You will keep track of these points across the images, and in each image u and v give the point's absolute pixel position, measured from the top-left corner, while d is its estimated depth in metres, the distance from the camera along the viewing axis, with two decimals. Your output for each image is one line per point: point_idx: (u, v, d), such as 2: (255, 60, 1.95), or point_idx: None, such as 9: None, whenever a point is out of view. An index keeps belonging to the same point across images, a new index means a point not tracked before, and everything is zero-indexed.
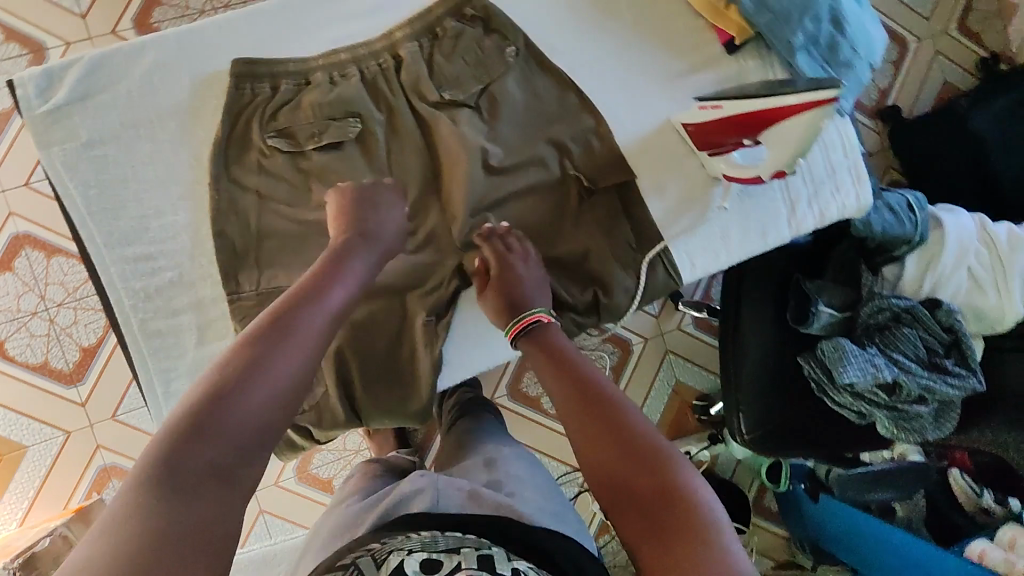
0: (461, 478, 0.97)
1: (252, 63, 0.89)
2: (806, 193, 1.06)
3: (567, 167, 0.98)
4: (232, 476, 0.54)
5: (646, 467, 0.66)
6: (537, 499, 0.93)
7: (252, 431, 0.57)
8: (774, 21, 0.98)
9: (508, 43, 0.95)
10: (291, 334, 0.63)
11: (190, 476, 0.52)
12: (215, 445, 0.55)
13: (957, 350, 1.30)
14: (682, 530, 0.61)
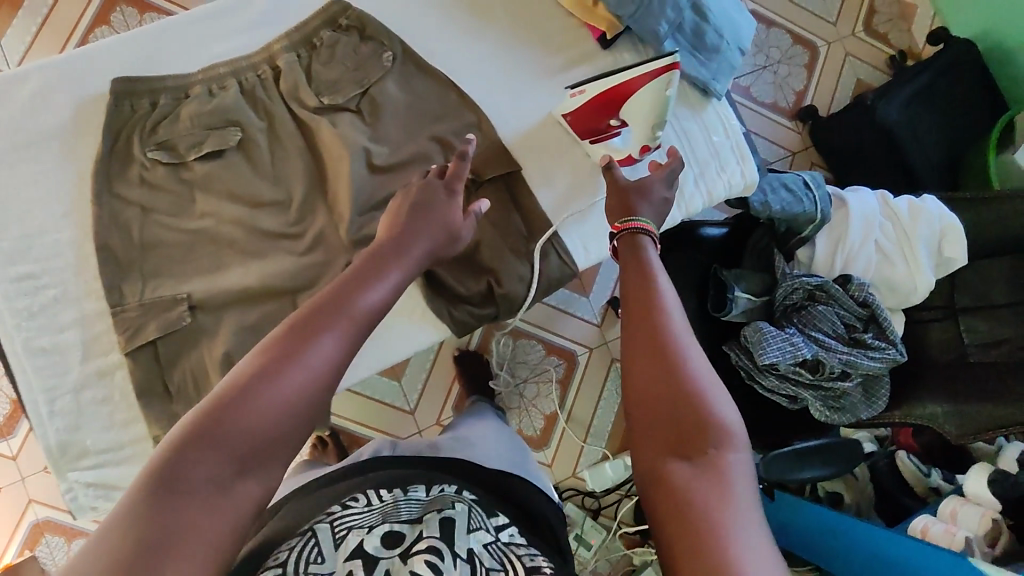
0: (424, 443, 1.06)
1: (129, 81, 0.92)
2: (692, 173, 1.09)
3: (452, 163, 1.01)
4: (233, 484, 0.54)
5: (688, 421, 0.64)
6: (494, 449, 1.04)
7: (262, 438, 0.56)
8: (638, 12, 1.03)
9: (384, 49, 1.00)
10: (315, 338, 0.62)
11: (188, 489, 0.52)
12: (215, 457, 0.54)
13: (875, 323, 1.31)
14: (710, 507, 0.58)
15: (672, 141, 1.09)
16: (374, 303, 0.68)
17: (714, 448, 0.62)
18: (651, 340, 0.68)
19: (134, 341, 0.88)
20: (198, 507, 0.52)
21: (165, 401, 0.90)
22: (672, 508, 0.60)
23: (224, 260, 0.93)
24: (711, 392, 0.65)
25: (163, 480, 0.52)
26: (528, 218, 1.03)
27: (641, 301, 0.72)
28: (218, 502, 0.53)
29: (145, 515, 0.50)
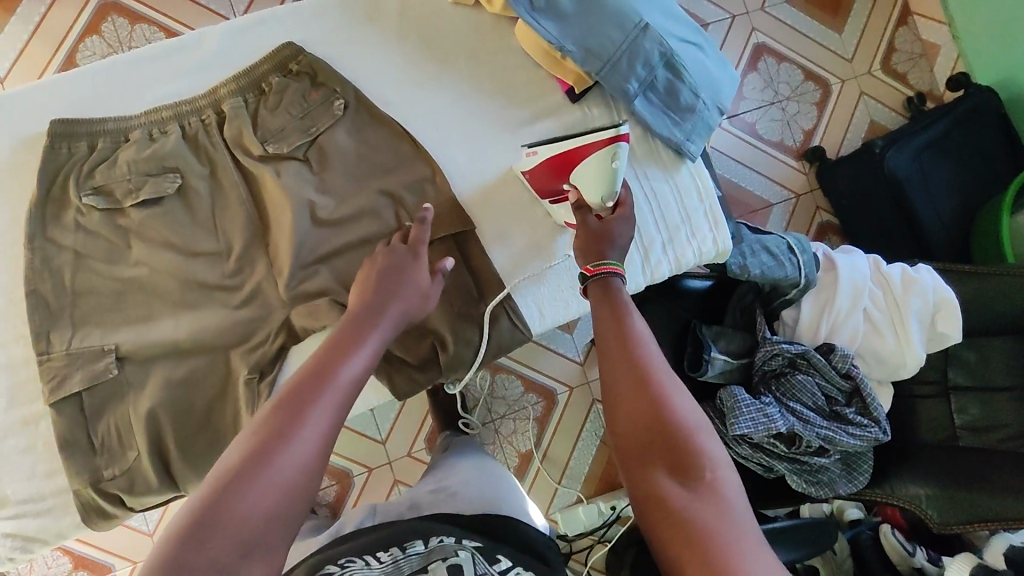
0: (408, 495, 1.05)
1: (68, 123, 0.89)
2: (660, 238, 1.03)
3: (402, 218, 0.97)
4: (240, 567, 0.54)
5: (677, 456, 0.67)
6: (480, 486, 1.04)
7: (268, 513, 0.57)
8: (605, 68, 0.96)
9: (335, 96, 0.95)
10: (308, 405, 0.64)
11: (223, 550, 0.54)
12: (246, 516, 0.56)
13: (859, 397, 1.23)
14: (714, 535, 0.62)
15: (640, 202, 1.03)
16: (362, 361, 0.72)
17: (704, 476, 0.66)
18: (638, 388, 0.71)
19: (57, 393, 0.85)
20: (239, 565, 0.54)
21: (88, 453, 0.86)
22: (682, 542, 0.63)
23: (158, 311, 0.90)
24: (695, 424, 0.70)
25: (191, 549, 0.53)
26: (480, 278, 0.98)
27: (622, 349, 0.74)
28: (251, 558, 0.55)
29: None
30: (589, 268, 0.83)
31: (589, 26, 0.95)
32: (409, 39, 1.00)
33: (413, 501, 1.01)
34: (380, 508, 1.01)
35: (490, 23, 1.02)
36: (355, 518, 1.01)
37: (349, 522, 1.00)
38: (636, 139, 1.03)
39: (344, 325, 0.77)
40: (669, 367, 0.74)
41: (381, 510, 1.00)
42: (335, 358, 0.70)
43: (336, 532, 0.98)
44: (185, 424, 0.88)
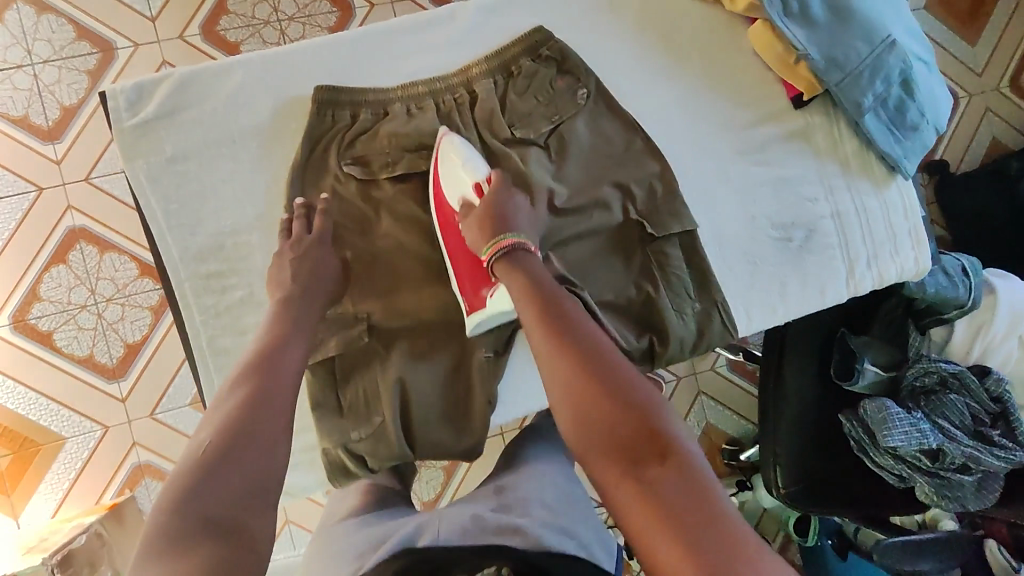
0: (465, 508, 0.84)
1: (334, 90, 0.90)
2: (866, 253, 1.06)
3: (629, 212, 0.98)
4: (230, 531, 0.60)
5: (631, 429, 0.66)
6: (554, 518, 0.83)
7: (236, 489, 0.64)
8: (845, 80, 0.97)
9: (580, 85, 0.96)
10: (263, 392, 0.74)
11: (213, 516, 0.60)
12: (226, 484, 0.64)
13: (1004, 421, 1.28)
14: (679, 493, 0.60)
15: (850, 215, 1.05)
16: (297, 360, 0.80)
17: (666, 440, 0.65)
18: (573, 375, 0.72)
19: (316, 354, 0.90)
20: (236, 527, 0.61)
21: (337, 414, 0.92)
22: (647, 510, 0.60)
23: (400, 284, 0.94)
24: (643, 398, 0.69)
25: (180, 520, 0.59)
26: (701, 278, 0.99)
27: (546, 342, 0.76)
28: (242, 516, 0.62)
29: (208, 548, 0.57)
30: (487, 257, 0.85)
31: (837, 36, 0.95)
32: (648, 31, 1.00)
33: (474, 515, 0.80)
34: (436, 523, 0.77)
35: (726, 21, 1.02)
36: (401, 519, 0.83)
37: (399, 521, 0.83)
38: (852, 152, 1.04)
39: (274, 332, 0.81)
40: (601, 344, 0.75)
41: (436, 521, 0.78)
42: (274, 357, 0.78)
43: (381, 535, 0.79)
44: (429, 396, 0.94)
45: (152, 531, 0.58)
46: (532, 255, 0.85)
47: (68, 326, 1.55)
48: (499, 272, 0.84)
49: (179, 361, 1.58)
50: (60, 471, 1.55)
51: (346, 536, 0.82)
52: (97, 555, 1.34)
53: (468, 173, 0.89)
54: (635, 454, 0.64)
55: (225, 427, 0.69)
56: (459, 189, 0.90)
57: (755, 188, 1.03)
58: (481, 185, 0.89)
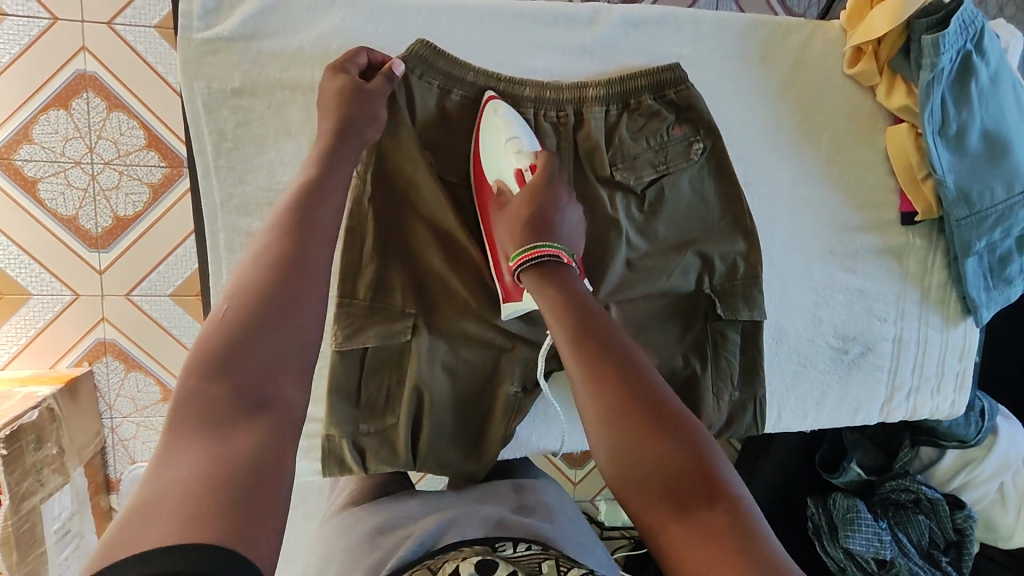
0: (484, 506, 0.76)
1: (433, 58, 0.81)
2: (909, 385, 1.03)
3: (703, 282, 0.91)
4: (263, 400, 0.50)
5: (681, 472, 0.53)
6: (587, 541, 0.74)
7: (275, 350, 0.53)
8: (968, 219, 0.90)
9: (698, 138, 0.88)
10: (302, 230, 0.62)
11: (247, 375, 0.51)
12: (265, 345, 0.53)
13: (955, 550, 1.30)
14: (741, 539, 0.48)
15: (910, 344, 1.01)
16: (337, 201, 0.67)
17: (718, 475, 0.53)
18: (610, 405, 0.58)
19: (349, 341, 0.81)
20: (265, 392, 0.51)
21: (350, 406, 0.84)
22: (709, 560, 0.48)
23: (449, 293, 0.85)
24: (693, 434, 0.56)
25: (213, 386, 0.49)
26: (750, 368, 0.93)
27: (574, 355, 0.62)
28: (276, 380, 0.52)
29: (243, 426, 0.48)
30: (515, 267, 0.71)
31: (978, 172, 0.89)
32: (788, 97, 0.92)
33: (497, 514, 0.72)
34: (456, 519, 0.71)
35: (868, 113, 0.94)
36: (414, 513, 0.77)
37: (413, 512, 0.77)
38: (936, 283, 1.00)
39: (320, 163, 0.69)
40: (631, 351, 0.61)
41: (456, 518, 0.72)
42: (310, 205, 0.64)
43: (392, 530, 0.72)
44: (445, 415, 0.87)
45: (177, 401, 0.49)
46: (570, 266, 0.70)
47: (56, 179, 1.30)
48: (529, 286, 0.70)
49: (181, 236, 1.37)
50: (14, 330, 1.37)
51: (352, 526, 0.76)
52: (45, 431, 1.27)
53: (515, 156, 0.79)
54: (687, 491, 0.52)
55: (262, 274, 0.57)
56: (499, 169, 0.81)
57: (832, 292, 0.97)
58: (524, 172, 0.79)
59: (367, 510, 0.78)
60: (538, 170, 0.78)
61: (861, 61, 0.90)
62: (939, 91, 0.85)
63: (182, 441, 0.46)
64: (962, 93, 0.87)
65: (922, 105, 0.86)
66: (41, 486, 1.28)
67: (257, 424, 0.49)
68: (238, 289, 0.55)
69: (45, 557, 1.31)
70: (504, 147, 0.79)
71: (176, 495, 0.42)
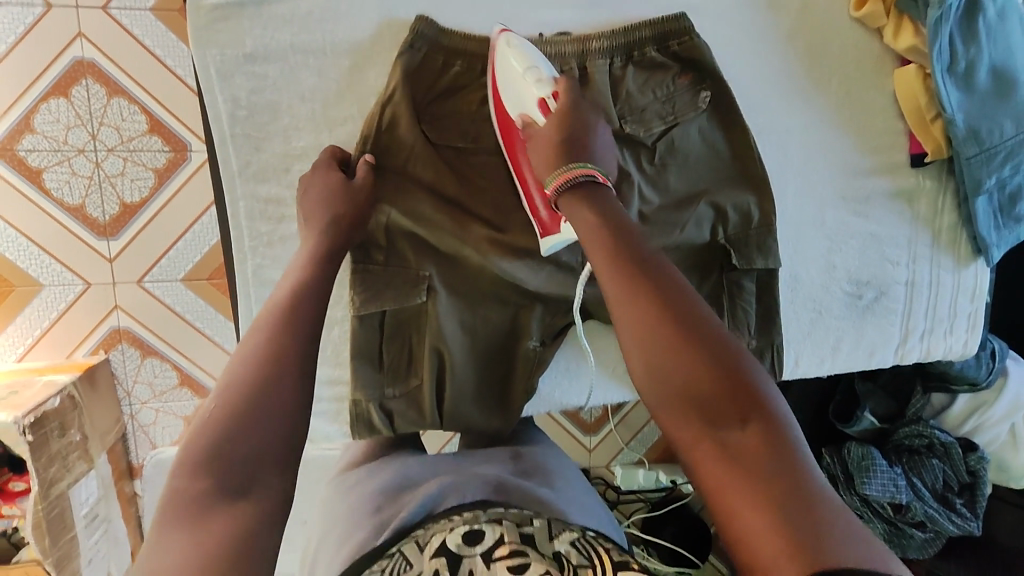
0: (482, 465, 0.75)
1: (434, 29, 0.80)
2: (923, 326, 1.04)
3: (716, 233, 0.92)
4: (244, 490, 0.48)
5: (718, 387, 0.51)
6: (588, 504, 0.73)
7: (270, 430, 0.51)
8: (977, 156, 0.91)
9: (703, 87, 0.88)
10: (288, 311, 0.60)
11: (235, 469, 0.49)
12: (250, 429, 0.51)
13: (970, 493, 1.32)
14: (776, 459, 0.46)
15: (923, 287, 1.02)
16: (327, 282, 0.66)
17: (756, 390, 0.50)
18: (647, 311, 0.55)
19: (367, 306, 0.82)
20: (251, 479, 0.49)
21: (375, 369, 0.85)
22: (736, 478, 0.46)
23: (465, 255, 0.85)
24: (732, 348, 0.53)
25: (197, 481, 0.48)
26: (766, 317, 0.94)
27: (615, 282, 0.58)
28: (260, 471, 0.49)
29: (226, 510, 0.46)
30: (551, 190, 0.70)
31: (988, 109, 0.89)
32: (796, 43, 0.93)
33: (496, 476, 0.71)
34: (455, 482, 0.69)
35: (875, 55, 0.95)
36: (417, 473, 0.75)
37: (411, 472, 0.76)
38: (947, 225, 1.01)
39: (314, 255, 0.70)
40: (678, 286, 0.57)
41: (455, 480, 0.70)
42: (299, 291, 0.63)
43: (392, 496, 0.70)
44: (467, 375, 0.88)
45: (165, 500, 0.47)
46: (605, 188, 0.68)
47: (61, 168, 1.30)
48: (567, 206, 0.67)
49: (190, 221, 1.37)
50: (29, 322, 1.37)
51: (354, 486, 0.76)
52: (67, 418, 1.28)
53: (534, 86, 0.78)
54: (733, 424, 0.49)
55: (255, 354, 0.55)
56: (517, 100, 0.79)
57: (846, 238, 0.98)
58: (547, 101, 0.78)
59: (365, 476, 0.77)
60: (561, 99, 0.77)
61: (867, 4, 0.90)
62: (947, 29, 0.86)
63: (165, 529, 0.45)
64: (970, 30, 0.87)
65: (930, 44, 0.86)
66: (67, 472, 1.30)
67: (237, 515, 0.46)
68: (228, 379, 0.54)
69: (77, 541, 1.33)
70: (517, 79, 0.79)
71: None
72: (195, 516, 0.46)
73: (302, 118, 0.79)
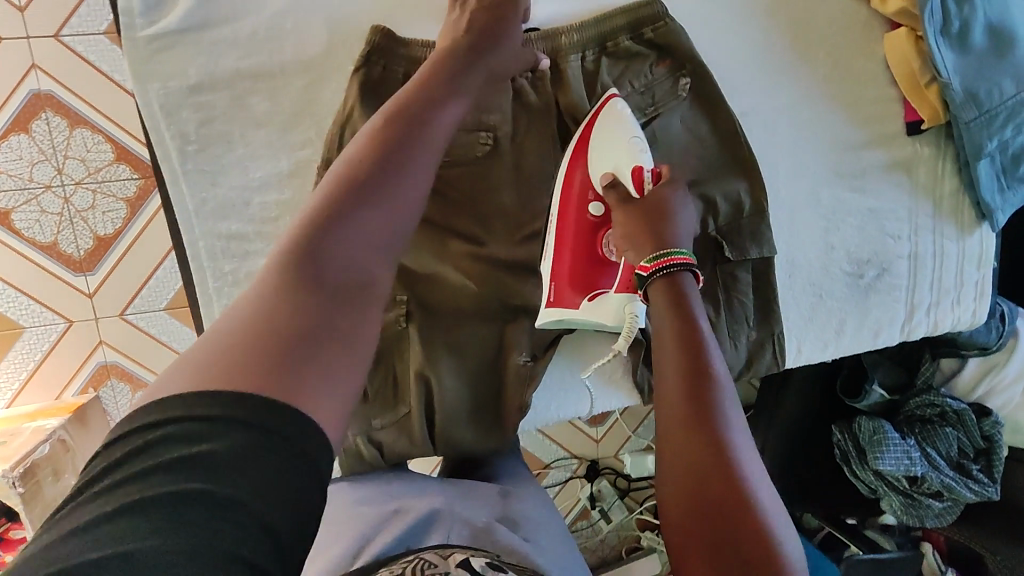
0: (471, 503, 0.76)
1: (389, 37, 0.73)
2: (929, 299, 1.00)
3: (708, 225, 0.87)
4: (342, 298, 0.50)
5: (742, 525, 0.50)
6: (565, 557, 0.73)
7: (371, 250, 0.54)
8: (978, 119, 0.86)
9: (682, 73, 0.84)
10: (425, 130, 0.61)
11: (336, 266, 0.51)
12: (360, 242, 0.53)
13: (986, 457, 1.29)
14: None
15: (927, 258, 0.98)
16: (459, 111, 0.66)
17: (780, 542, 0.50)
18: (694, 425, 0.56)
19: None
20: (347, 292, 0.51)
21: (361, 401, 0.82)
22: None
23: (445, 272, 0.82)
24: (766, 494, 0.53)
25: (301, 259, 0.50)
26: (764, 306, 0.90)
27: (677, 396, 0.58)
28: (358, 279, 0.52)
29: (282, 316, 0.47)
30: (648, 268, 0.68)
31: (986, 68, 0.84)
32: (777, 16, 0.88)
33: (486, 519, 0.72)
34: (443, 510, 0.73)
35: (861, 22, 0.90)
36: (406, 491, 0.79)
37: (399, 492, 0.78)
38: (949, 192, 0.96)
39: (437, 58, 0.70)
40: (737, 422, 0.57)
41: (445, 509, 0.73)
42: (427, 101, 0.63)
43: (380, 514, 0.74)
44: (458, 398, 0.84)
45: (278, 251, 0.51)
46: (693, 285, 0.67)
47: (29, 206, 1.24)
48: (656, 288, 0.67)
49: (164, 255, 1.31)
50: (14, 365, 1.33)
51: (339, 497, 0.79)
52: (61, 464, 1.24)
53: (631, 153, 0.77)
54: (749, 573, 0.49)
55: (382, 160, 0.57)
56: (612, 160, 0.78)
57: (844, 217, 0.93)
58: (643, 174, 0.75)
59: (354, 489, 0.80)
60: (660, 180, 0.75)
61: None
62: None
63: (228, 308, 0.47)
64: None
65: (920, 5, 0.82)
66: None
67: (329, 311, 0.49)
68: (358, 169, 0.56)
69: None
70: (618, 141, 0.78)
71: (238, 349, 0.44)
72: (257, 307, 0.47)
73: (258, 147, 0.74)
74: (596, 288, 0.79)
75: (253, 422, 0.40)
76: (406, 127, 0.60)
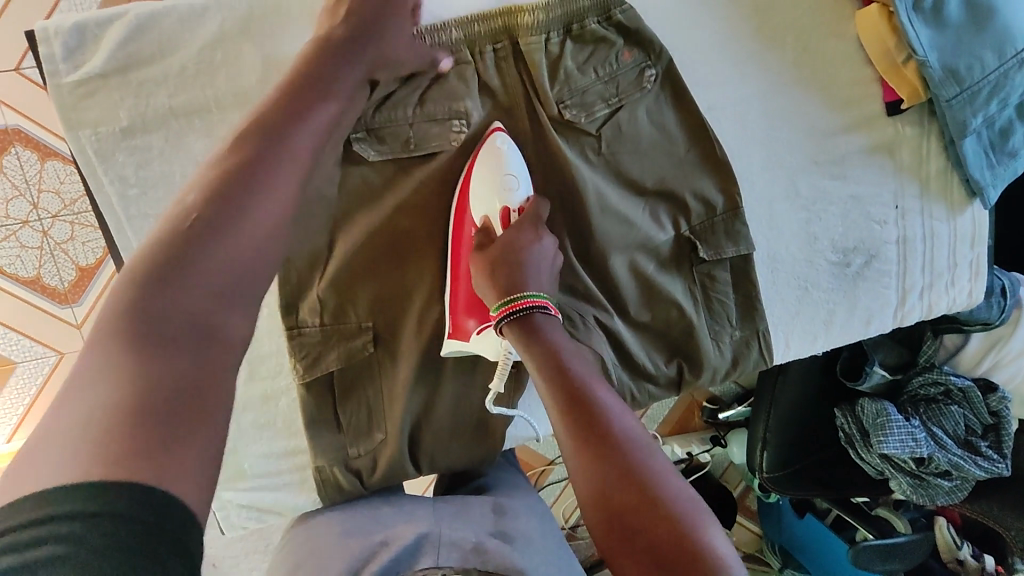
0: (460, 522, 0.73)
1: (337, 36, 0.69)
2: (921, 283, 0.95)
3: (680, 226, 0.85)
4: (202, 340, 0.49)
5: (666, 537, 0.53)
6: (560, 564, 0.71)
7: (225, 282, 0.52)
8: (959, 96, 0.83)
9: (649, 63, 0.80)
10: (275, 151, 0.58)
11: (183, 311, 0.49)
12: (204, 275, 0.50)
13: (995, 433, 1.25)
14: None
15: (916, 242, 0.93)
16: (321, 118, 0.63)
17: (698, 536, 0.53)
18: (595, 459, 0.58)
19: (311, 372, 0.77)
20: (204, 332, 0.49)
21: (334, 431, 0.80)
22: None
23: (409, 296, 0.79)
24: (676, 493, 0.55)
25: (141, 311, 0.47)
26: (746, 304, 0.87)
27: (568, 428, 0.60)
28: (213, 316, 0.50)
29: (133, 375, 0.45)
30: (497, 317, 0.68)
31: (963, 43, 0.82)
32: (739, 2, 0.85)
33: (475, 537, 0.69)
34: (430, 533, 0.69)
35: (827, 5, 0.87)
36: (391, 520, 0.76)
37: (384, 521, 0.76)
38: (935, 172, 0.92)
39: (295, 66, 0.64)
40: (629, 428, 0.60)
41: (431, 530, 0.70)
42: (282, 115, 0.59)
43: (366, 547, 0.70)
44: (432, 421, 0.82)
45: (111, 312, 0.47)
46: (547, 309, 0.69)
47: (8, 242, 1.21)
48: (511, 334, 0.68)
49: None
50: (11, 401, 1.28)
51: (324, 533, 0.76)
52: None
53: (501, 194, 0.75)
54: (675, 572, 0.51)
55: (218, 189, 0.54)
56: (484, 203, 0.75)
57: (826, 204, 0.89)
58: (509, 212, 0.75)
59: (337, 521, 0.77)
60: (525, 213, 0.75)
61: None
62: None
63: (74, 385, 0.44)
64: None
65: None
66: None
67: (183, 359, 0.47)
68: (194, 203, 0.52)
69: None
70: (489, 180, 0.75)
71: (87, 427, 0.42)
72: (107, 372, 0.45)
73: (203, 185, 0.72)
74: (483, 320, 0.74)
75: (134, 501, 0.39)
76: (248, 151, 0.56)
